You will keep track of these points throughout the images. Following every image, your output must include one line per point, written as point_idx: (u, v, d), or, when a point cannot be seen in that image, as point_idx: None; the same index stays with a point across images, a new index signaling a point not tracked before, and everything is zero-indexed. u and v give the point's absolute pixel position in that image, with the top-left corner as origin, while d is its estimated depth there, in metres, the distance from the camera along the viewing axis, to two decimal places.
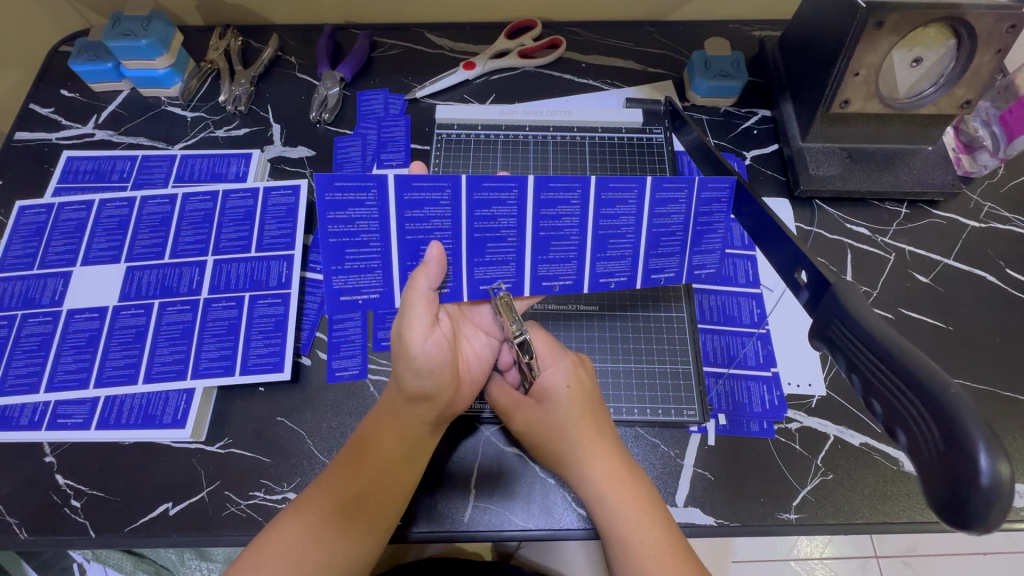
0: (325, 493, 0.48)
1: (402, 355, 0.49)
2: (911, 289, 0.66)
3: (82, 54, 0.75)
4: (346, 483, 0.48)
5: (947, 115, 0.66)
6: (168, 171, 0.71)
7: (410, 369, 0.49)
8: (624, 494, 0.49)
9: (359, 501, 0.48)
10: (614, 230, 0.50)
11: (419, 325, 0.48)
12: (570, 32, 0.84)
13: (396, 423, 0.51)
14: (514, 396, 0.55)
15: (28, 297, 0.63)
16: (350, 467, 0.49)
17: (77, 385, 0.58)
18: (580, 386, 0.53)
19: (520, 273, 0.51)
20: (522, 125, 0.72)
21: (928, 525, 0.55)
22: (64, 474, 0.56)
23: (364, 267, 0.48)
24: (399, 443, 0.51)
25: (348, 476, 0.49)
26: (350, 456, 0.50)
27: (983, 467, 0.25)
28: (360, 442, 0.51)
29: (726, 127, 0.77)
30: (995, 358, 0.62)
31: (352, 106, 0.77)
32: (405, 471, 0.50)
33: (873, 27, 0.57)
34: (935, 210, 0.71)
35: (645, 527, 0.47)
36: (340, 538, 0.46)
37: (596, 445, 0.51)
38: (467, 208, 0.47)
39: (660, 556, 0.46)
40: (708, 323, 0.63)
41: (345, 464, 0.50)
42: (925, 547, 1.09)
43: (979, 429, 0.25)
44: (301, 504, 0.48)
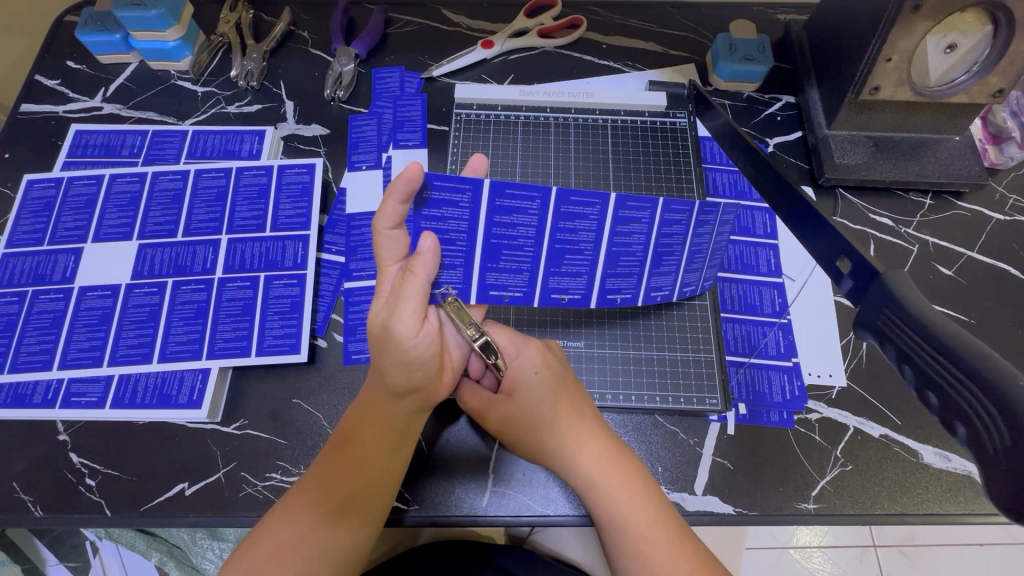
0: (311, 490, 0.48)
1: (391, 347, 0.45)
2: (934, 281, 0.66)
3: (90, 24, 0.73)
4: (332, 478, 0.48)
5: (978, 104, 0.64)
6: (179, 146, 0.69)
7: (401, 362, 0.46)
8: (614, 478, 0.49)
9: (345, 497, 0.48)
10: (667, 247, 0.55)
11: (412, 316, 0.45)
12: (591, 12, 0.82)
13: (381, 415, 0.49)
14: (485, 395, 0.53)
15: (38, 274, 0.61)
16: (333, 458, 0.49)
17: (90, 363, 0.57)
18: (550, 369, 0.52)
19: (589, 286, 0.56)
20: (543, 107, 0.70)
21: (946, 518, 0.55)
22: (78, 452, 0.56)
23: (448, 263, 0.50)
24: (383, 431, 0.49)
25: (331, 472, 0.48)
26: (335, 449, 0.49)
27: None
28: (341, 435, 0.50)
29: (750, 113, 0.76)
30: (1016, 351, 0.62)
31: (367, 83, 0.75)
32: (390, 460, 0.49)
33: (910, 11, 0.56)
34: (960, 202, 0.70)
35: (640, 506, 0.48)
36: (327, 534, 0.47)
37: (578, 429, 0.51)
38: (552, 219, 0.51)
39: (658, 535, 0.47)
40: (729, 312, 0.63)
41: (329, 458, 0.49)
42: (923, 537, 1.10)
43: None
44: (290, 503, 0.47)
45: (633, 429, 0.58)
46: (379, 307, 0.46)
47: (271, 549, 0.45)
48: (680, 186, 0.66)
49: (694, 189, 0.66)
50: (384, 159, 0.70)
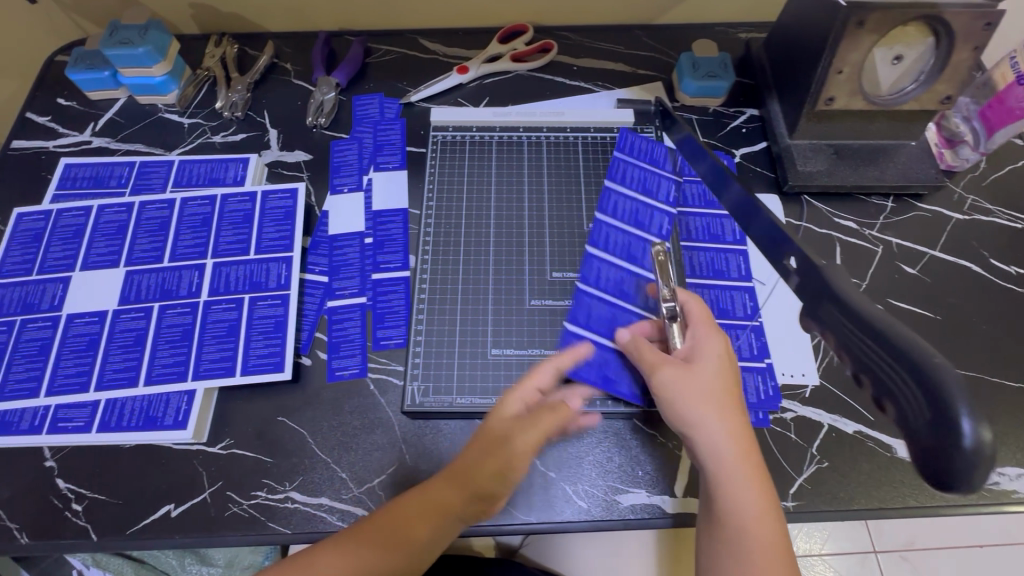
0: (342, 556, 0.47)
1: (495, 450, 0.49)
2: (899, 280, 0.68)
3: (80, 62, 0.76)
4: (373, 547, 0.47)
5: (929, 111, 0.68)
6: (166, 176, 0.71)
7: (494, 462, 0.49)
8: (745, 476, 0.47)
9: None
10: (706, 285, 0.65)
11: (516, 406, 0.52)
12: (562, 36, 0.86)
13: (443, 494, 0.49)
14: (656, 354, 0.53)
15: (27, 303, 0.63)
16: (377, 527, 0.48)
17: (77, 389, 0.58)
18: (726, 358, 0.52)
19: None
20: (517, 127, 0.73)
21: (922, 510, 0.56)
22: (65, 478, 0.56)
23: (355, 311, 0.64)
24: (436, 518, 0.48)
25: (369, 543, 0.47)
26: (385, 518, 0.48)
27: (966, 433, 0.28)
28: (400, 501, 0.49)
29: (716, 126, 0.79)
30: (981, 343, 0.64)
31: (348, 110, 0.79)
32: (430, 544, 0.48)
33: (854, 26, 0.60)
34: (921, 204, 0.73)
35: (765, 520, 0.46)
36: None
37: (732, 420, 0.49)
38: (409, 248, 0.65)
39: (772, 556, 0.45)
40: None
41: (375, 522, 0.48)
42: (923, 541, 1.11)
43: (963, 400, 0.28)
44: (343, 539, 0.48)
45: (613, 434, 0.59)
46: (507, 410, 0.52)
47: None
48: (649, 198, 0.68)
49: (662, 201, 0.68)
50: (365, 182, 0.72)
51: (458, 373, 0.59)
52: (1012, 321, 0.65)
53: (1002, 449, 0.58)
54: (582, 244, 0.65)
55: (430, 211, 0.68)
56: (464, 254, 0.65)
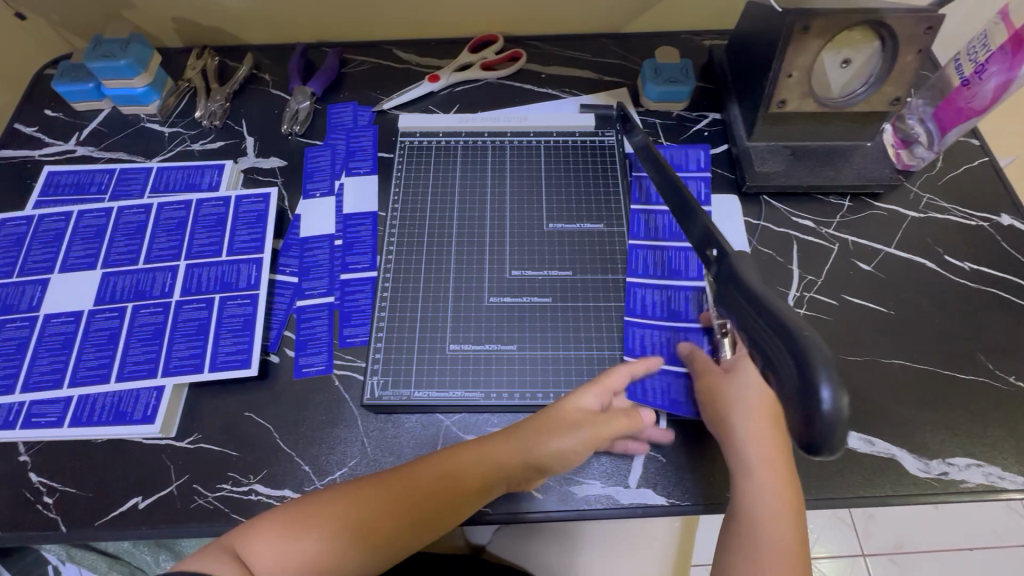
0: (387, 497, 0.48)
1: (553, 430, 0.52)
2: (854, 277, 0.69)
3: (65, 75, 0.79)
4: (422, 491, 0.49)
5: (880, 112, 0.70)
6: (144, 182, 0.74)
7: (559, 439, 0.52)
8: (774, 482, 0.49)
9: (412, 520, 0.48)
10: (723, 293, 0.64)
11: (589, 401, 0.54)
12: (531, 46, 0.89)
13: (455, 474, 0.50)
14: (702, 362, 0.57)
15: (7, 304, 0.65)
16: (426, 473, 0.50)
17: (51, 385, 0.60)
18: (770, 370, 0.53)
19: None
20: (482, 132, 0.75)
21: (874, 501, 0.57)
22: (37, 472, 0.58)
23: (319, 311, 0.66)
24: (489, 474, 0.50)
25: (416, 487, 0.49)
26: (438, 466, 0.50)
27: (824, 397, 0.34)
28: (454, 453, 0.51)
29: (679, 130, 0.81)
30: (934, 338, 0.65)
31: (323, 118, 0.81)
32: (462, 506, 0.50)
33: (800, 31, 0.63)
34: (877, 203, 0.75)
35: (785, 523, 0.48)
36: (366, 554, 0.46)
37: (769, 428, 0.51)
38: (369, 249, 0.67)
39: (788, 555, 0.47)
40: (668, 318, 0.62)
41: (425, 468, 0.50)
42: (910, 544, 1.22)
43: (825, 373, 0.34)
44: (317, 503, 0.48)
45: None
46: (582, 406, 0.54)
47: (274, 550, 0.45)
48: (608, 199, 0.70)
49: (621, 202, 0.69)
50: (336, 187, 0.75)
51: (417, 367, 0.60)
52: (965, 315, 0.66)
53: (952, 441, 0.59)
54: (541, 244, 0.67)
55: (396, 214, 0.70)
56: (427, 253, 0.67)
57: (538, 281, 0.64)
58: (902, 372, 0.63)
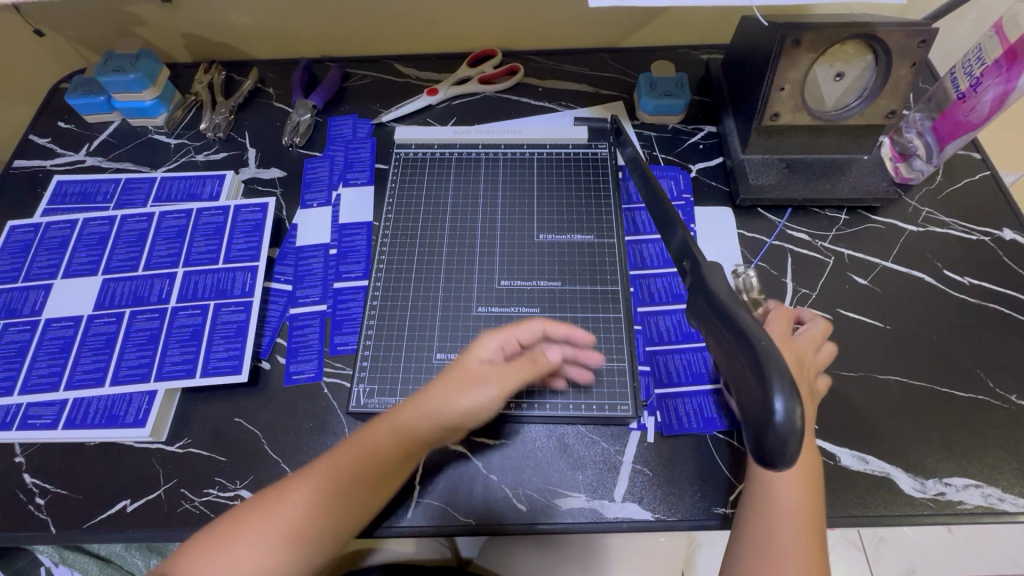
0: (317, 489, 0.50)
1: (463, 377, 0.53)
2: (850, 291, 0.68)
3: (78, 88, 0.82)
4: (343, 475, 0.50)
5: (876, 125, 0.70)
6: (148, 192, 0.76)
7: (468, 395, 0.53)
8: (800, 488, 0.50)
9: (349, 498, 0.50)
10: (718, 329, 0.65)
11: (487, 350, 0.54)
12: (530, 60, 0.90)
13: (388, 443, 0.51)
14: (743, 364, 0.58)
15: (11, 308, 0.67)
16: (347, 461, 0.51)
17: (48, 388, 0.62)
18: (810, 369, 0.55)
19: None
20: (476, 144, 0.76)
21: (868, 521, 0.55)
22: (31, 473, 0.59)
23: (309, 320, 0.67)
24: (406, 443, 0.52)
25: (347, 466, 0.50)
26: (353, 448, 0.51)
27: (776, 409, 0.34)
28: (364, 433, 0.52)
29: (674, 143, 0.81)
30: (932, 354, 0.64)
31: (323, 130, 0.83)
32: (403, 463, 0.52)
33: (791, 45, 0.63)
34: (875, 216, 0.74)
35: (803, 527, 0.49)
36: (314, 550, 0.49)
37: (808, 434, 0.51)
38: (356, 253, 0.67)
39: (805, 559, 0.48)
40: (662, 342, 0.64)
41: (343, 452, 0.51)
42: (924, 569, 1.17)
43: (779, 384, 0.34)
44: (260, 511, 0.49)
45: (555, 439, 0.60)
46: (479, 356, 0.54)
47: (229, 558, 0.47)
48: (600, 209, 0.70)
49: (612, 214, 0.70)
50: (333, 198, 0.76)
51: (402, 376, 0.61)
52: (964, 330, 0.65)
53: (949, 460, 0.58)
54: (531, 255, 0.67)
55: (389, 222, 0.70)
56: (417, 262, 0.67)
57: (527, 291, 0.65)
58: (897, 389, 0.62)
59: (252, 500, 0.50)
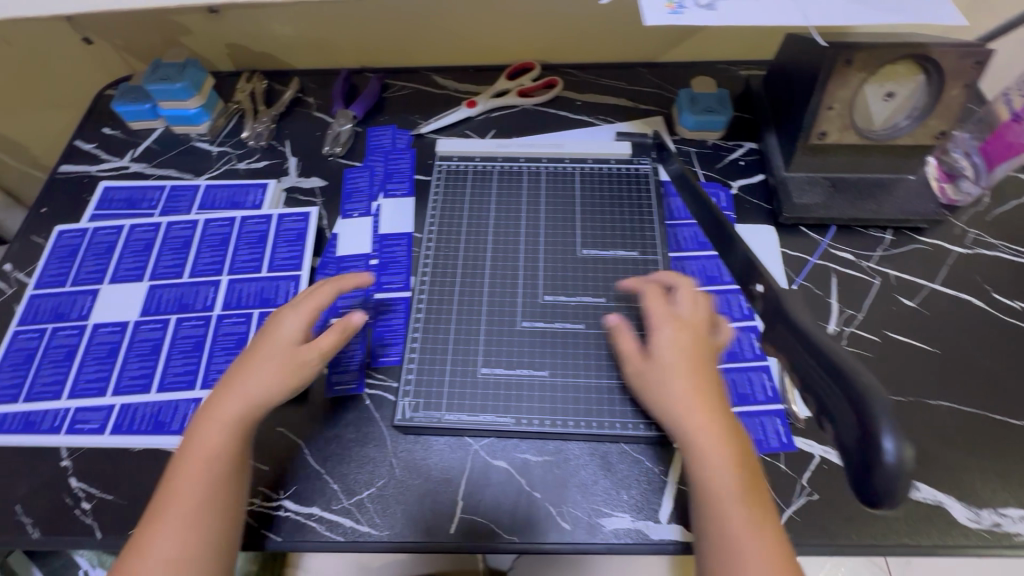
0: (188, 499, 0.49)
1: (264, 343, 0.57)
2: (896, 312, 0.67)
3: (125, 96, 0.84)
4: (197, 470, 0.50)
5: (924, 145, 0.69)
6: (192, 199, 0.77)
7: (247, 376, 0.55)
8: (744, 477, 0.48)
9: (215, 487, 0.50)
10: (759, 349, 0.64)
11: (292, 321, 0.58)
12: (567, 73, 0.90)
13: (205, 433, 0.52)
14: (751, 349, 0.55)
15: (59, 313, 0.68)
16: (196, 457, 0.50)
17: (96, 393, 0.62)
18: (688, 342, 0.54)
19: None
20: (518, 157, 0.77)
21: (921, 550, 0.54)
22: (77, 477, 0.60)
23: None
24: (236, 427, 0.52)
25: (201, 462, 0.50)
26: (194, 447, 0.51)
27: (887, 449, 0.34)
28: (195, 433, 0.52)
29: (714, 159, 0.81)
30: (983, 379, 0.63)
31: (363, 140, 0.84)
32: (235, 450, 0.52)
33: (842, 64, 0.62)
34: (921, 237, 0.73)
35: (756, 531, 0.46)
36: (197, 550, 0.48)
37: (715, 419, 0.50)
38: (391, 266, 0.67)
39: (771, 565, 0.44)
40: None
41: (189, 455, 0.51)
42: None
43: (885, 422, 0.34)
44: (152, 520, 0.48)
45: (599, 458, 0.59)
46: (285, 330, 0.57)
47: None
48: (643, 225, 0.70)
49: (655, 231, 0.69)
50: (373, 208, 0.77)
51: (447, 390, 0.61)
52: (1015, 355, 0.64)
53: (1004, 488, 0.56)
54: (574, 270, 0.67)
55: (432, 234, 0.71)
56: (460, 275, 0.67)
57: (571, 307, 0.64)
58: (948, 414, 0.61)
59: (144, 521, 0.49)
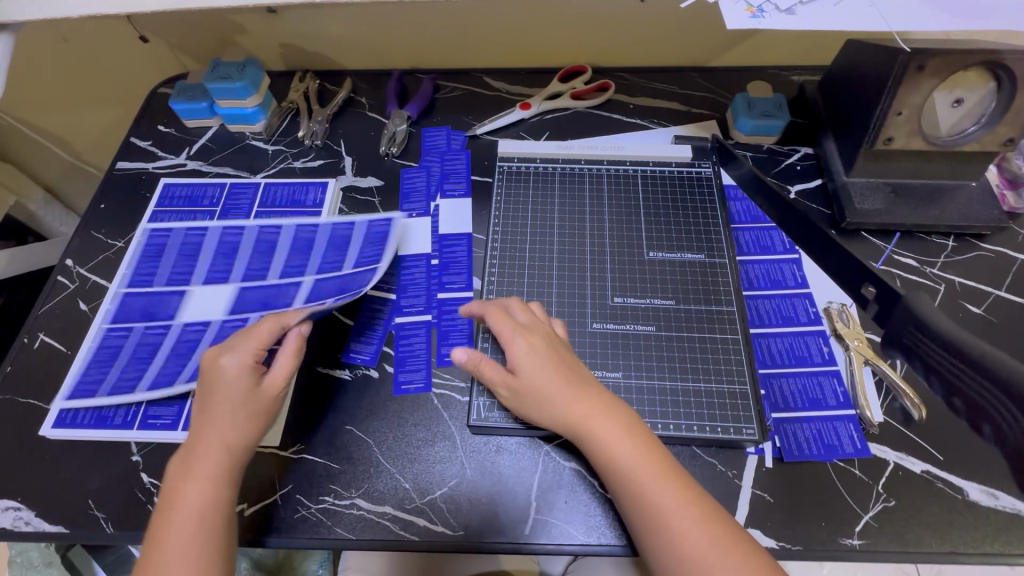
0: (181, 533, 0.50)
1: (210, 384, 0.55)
2: (963, 319, 0.67)
3: (182, 94, 0.84)
4: (185, 509, 0.51)
5: (990, 152, 0.69)
6: (252, 198, 0.77)
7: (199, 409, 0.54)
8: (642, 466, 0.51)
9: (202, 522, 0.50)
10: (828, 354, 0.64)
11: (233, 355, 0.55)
12: (619, 76, 0.90)
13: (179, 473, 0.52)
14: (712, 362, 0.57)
15: (147, 297, 0.69)
16: (182, 499, 0.51)
17: (165, 388, 0.63)
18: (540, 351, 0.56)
19: None
20: (579, 159, 0.77)
21: (1003, 558, 0.54)
22: (149, 472, 0.60)
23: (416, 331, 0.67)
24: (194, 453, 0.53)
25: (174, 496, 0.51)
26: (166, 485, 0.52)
27: None
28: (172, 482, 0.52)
29: (770, 163, 0.81)
30: None
31: (418, 141, 0.84)
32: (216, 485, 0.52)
33: (915, 70, 0.62)
34: (983, 244, 0.73)
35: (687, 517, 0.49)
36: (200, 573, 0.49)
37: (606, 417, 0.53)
38: None
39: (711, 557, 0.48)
40: (776, 366, 0.63)
41: (167, 498, 0.51)
42: None
43: None
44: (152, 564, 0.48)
45: None
46: (226, 368, 0.55)
47: None
48: (707, 228, 0.70)
49: (721, 235, 0.70)
50: (432, 208, 0.77)
51: None
52: None
53: None
54: (641, 273, 0.67)
55: (497, 234, 0.71)
56: (527, 279, 0.67)
57: (640, 309, 0.65)
58: None
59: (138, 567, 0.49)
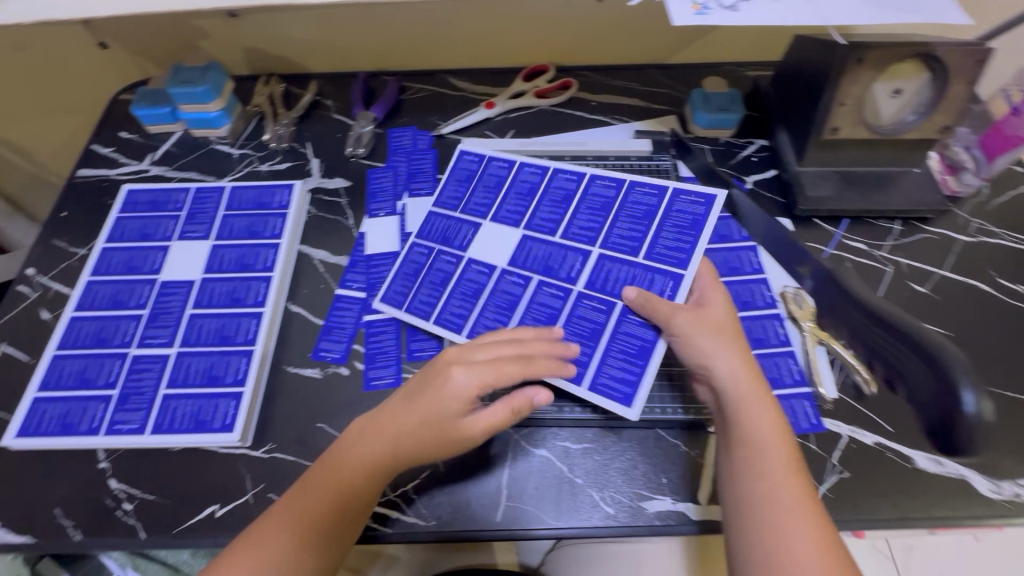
0: (298, 516, 0.52)
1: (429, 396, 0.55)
2: (909, 298, 0.71)
3: (143, 100, 0.83)
4: (319, 498, 0.53)
5: (929, 139, 0.72)
6: (218, 201, 0.77)
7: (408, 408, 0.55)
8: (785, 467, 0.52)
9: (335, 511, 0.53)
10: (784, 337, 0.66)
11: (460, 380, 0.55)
12: (581, 75, 0.93)
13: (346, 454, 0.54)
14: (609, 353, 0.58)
15: (117, 300, 0.68)
16: (318, 484, 0.53)
17: (133, 393, 0.62)
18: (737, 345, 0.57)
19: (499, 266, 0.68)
20: (541, 155, 0.79)
21: (949, 521, 0.57)
22: (118, 478, 0.59)
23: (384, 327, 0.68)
24: (394, 447, 0.54)
25: (340, 474, 0.53)
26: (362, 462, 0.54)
27: None
28: (338, 457, 0.54)
29: (727, 155, 0.84)
30: (993, 358, 0.66)
31: (384, 142, 0.85)
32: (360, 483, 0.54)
33: (854, 62, 0.66)
34: (927, 226, 0.76)
35: (801, 526, 0.49)
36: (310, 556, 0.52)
37: (759, 412, 0.54)
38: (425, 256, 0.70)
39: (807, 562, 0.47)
40: None
41: (323, 473, 0.54)
42: None
43: None
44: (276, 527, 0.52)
45: (637, 444, 0.61)
46: (459, 384, 0.54)
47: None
48: None
49: None
50: (399, 207, 0.78)
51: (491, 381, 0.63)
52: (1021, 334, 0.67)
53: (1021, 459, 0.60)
54: None
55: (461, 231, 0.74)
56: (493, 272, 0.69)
57: None
58: None
59: (246, 534, 0.52)
